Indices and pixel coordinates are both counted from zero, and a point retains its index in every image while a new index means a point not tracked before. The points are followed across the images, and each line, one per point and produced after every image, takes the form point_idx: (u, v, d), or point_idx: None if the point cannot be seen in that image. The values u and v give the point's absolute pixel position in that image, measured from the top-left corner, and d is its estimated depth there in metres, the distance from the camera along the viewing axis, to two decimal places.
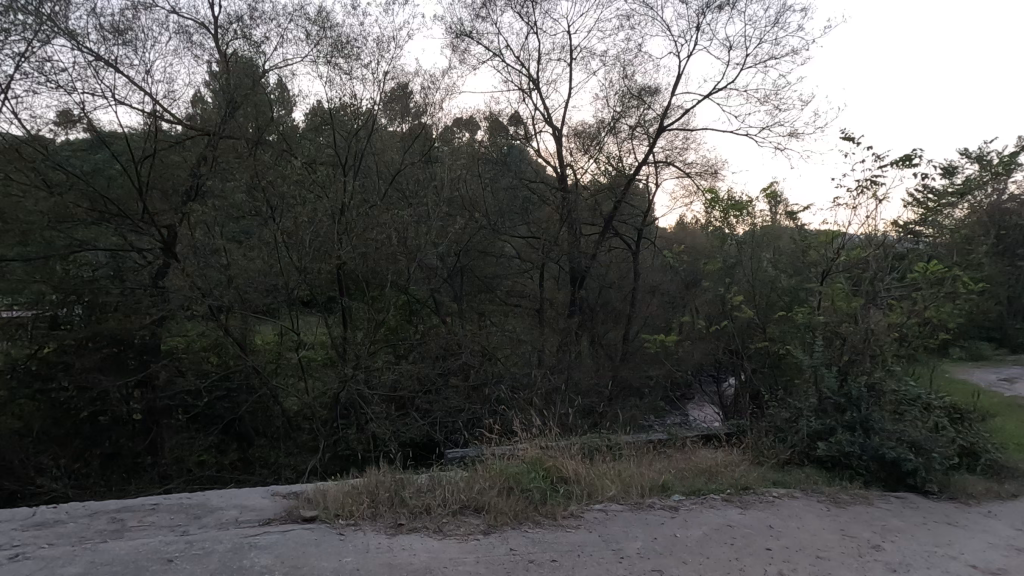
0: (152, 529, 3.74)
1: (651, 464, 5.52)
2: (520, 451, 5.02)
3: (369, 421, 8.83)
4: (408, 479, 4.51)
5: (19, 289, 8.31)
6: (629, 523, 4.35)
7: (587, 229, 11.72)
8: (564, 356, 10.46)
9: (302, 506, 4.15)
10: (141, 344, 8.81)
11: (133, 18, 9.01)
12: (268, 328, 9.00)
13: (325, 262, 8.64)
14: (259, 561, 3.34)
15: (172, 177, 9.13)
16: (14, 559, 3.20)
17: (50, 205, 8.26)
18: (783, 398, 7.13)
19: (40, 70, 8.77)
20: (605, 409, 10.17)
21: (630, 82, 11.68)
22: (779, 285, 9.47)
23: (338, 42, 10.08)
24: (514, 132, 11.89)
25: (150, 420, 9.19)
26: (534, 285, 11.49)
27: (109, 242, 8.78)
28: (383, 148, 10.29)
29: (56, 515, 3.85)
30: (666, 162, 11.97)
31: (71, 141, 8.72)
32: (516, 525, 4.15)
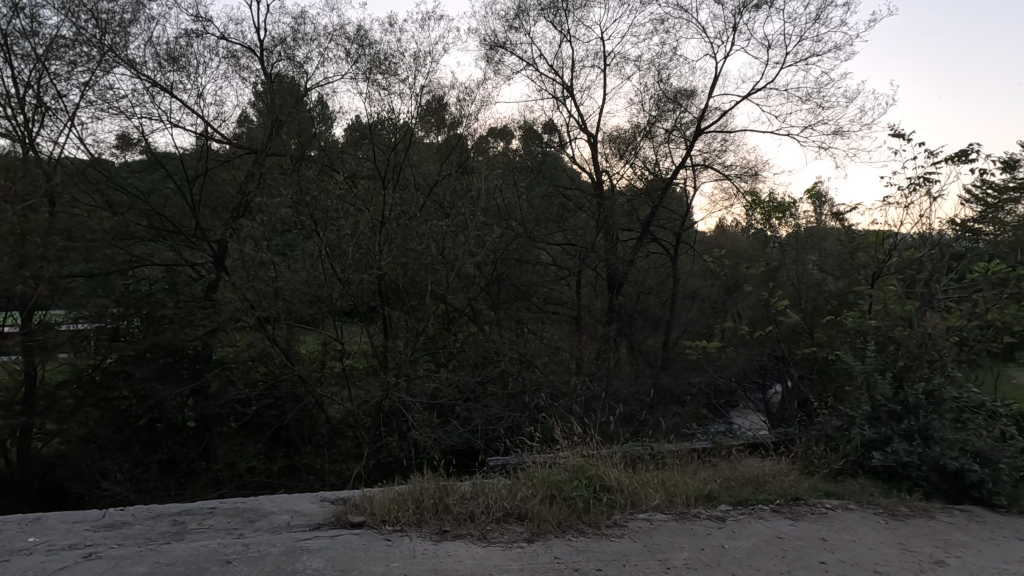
0: (210, 532, 3.90)
1: (696, 473, 5.41)
2: (563, 459, 5.01)
3: (410, 428, 8.97)
4: (452, 485, 4.55)
5: (83, 302, 8.68)
6: (675, 533, 4.28)
7: (624, 235, 11.59)
8: (603, 363, 10.34)
9: (350, 511, 4.26)
10: (194, 354, 9.18)
11: (187, 45, 9.52)
12: (312, 338, 9.24)
13: (366, 273, 8.82)
14: (311, 564, 3.45)
15: (222, 195, 9.59)
16: (88, 557, 3.40)
17: (112, 224, 8.89)
18: (833, 404, 6.86)
19: (102, 98, 9.35)
20: (646, 416, 10.02)
21: (665, 86, 11.58)
22: (826, 288, 9.30)
23: (376, 58, 10.39)
24: (549, 140, 11.97)
25: (204, 427, 9.60)
26: (572, 292, 11.36)
27: (164, 257, 9.30)
28: (421, 160, 10.47)
29: (124, 517, 4.06)
30: (704, 164, 11.79)
31: (129, 163, 9.38)
32: (560, 534, 4.15)
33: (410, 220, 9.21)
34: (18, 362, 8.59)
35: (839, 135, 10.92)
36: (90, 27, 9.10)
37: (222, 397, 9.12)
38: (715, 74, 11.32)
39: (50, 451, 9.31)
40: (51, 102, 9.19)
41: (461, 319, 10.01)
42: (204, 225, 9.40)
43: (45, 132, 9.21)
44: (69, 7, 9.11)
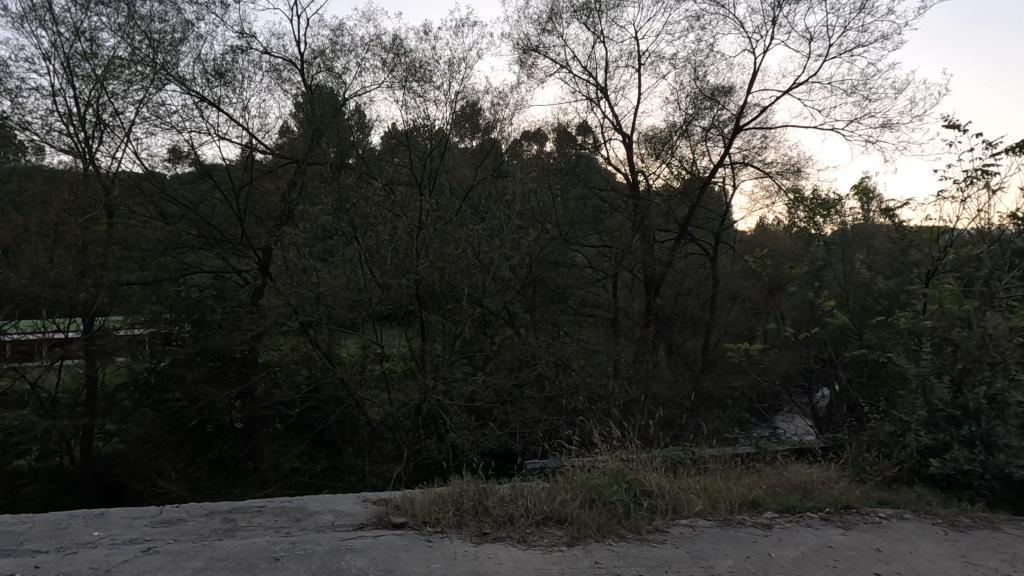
0: (259, 529, 4.04)
1: (739, 478, 5.27)
2: (602, 463, 4.96)
3: (448, 431, 9.05)
4: (491, 488, 4.57)
5: (139, 309, 9.14)
6: (719, 540, 4.18)
7: (661, 236, 11.41)
8: (641, 366, 10.18)
9: (392, 512, 4.32)
10: (241, 357, 9.51)
11: (232, 61, 9.92)
12: (352, 342, 9.38)
13: (404, 278, 8.96)
14: (355, 563, 3.52)
15: (265, 203, 9.92)
16: (147, 552, 3.56)
17: (166, 233, 9.44)
18: (885, 409, 6.57)
19: (155, 114, 9.83)
20: (687, 420, 9.81)
21: (702, 83, 11.38)
22: (876, 288, 8.91)
23: (411, 66, 10.57)
24: (583, 142, 11.90)
25: (251, 428, 9.92)
26: (608, 294, 11.23)
27: (212, 265, 9.66)
28: (456, 165, 10.60)
29: (179, 514, 4.25)
30: (743, 162, 11.53)
31: (180, 175, 9.81)
32: (600, 538, 4.11)
33: (446, 224, 9.32)
34: (80, 364, 9.05)
35: (888, 128, 10.49)
36: (143, 47, 9.59)
37: (268, 399, 9.41)
38: (754, 70, 11.06)
39: (109, 450, 9.80)
40: (109, 119, 9.72)
41: (497, 322, 10.04)
42: (249, 233, 9.75)
43: (103, 148, 9.74)
44: (125, 30, 9.64)
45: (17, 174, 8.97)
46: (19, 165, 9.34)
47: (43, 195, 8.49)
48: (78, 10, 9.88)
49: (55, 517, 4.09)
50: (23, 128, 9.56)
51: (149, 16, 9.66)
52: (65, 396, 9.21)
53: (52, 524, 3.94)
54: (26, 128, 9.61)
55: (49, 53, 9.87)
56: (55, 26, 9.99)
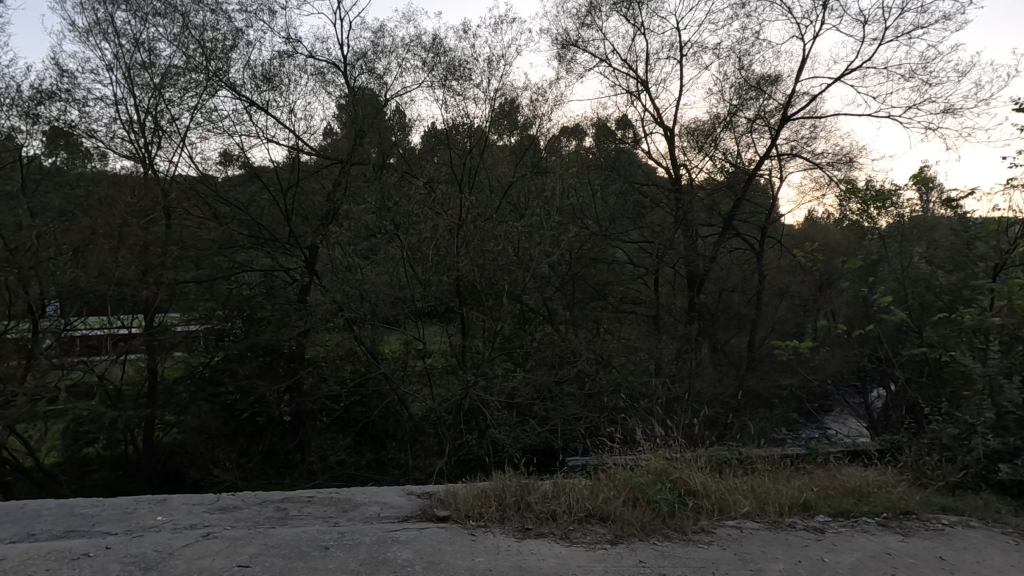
0: (310, 519, 4.17)
1: (789, 480, 5.09)
2: (645, 461, 4.89)
3: (489, 427, 9.16)
4: (533, 484, 4.58)
5: (195, 305, 9.76)
6: (769, 543, 4.06)
7: (704, 231, 11.08)
8: (683, 364, 9.97)
9: (435, 505, 4.39)
10: (289, 353, 9.82)
11: (280, 66, 10.24)
12: (395, 338, 9.50)
13: (444, 275, 9.07)
14: (401, 554, 3.59)
15: (311, 203, 10.22)
16: (207, 537, 3.73)
17: (219, 233, 9.86)
18: (948, 411, 6.22)
19: (209, 119, 10.26)
20: (732, 419, 9.53)
21: (747, 73, 11.02)
22: (937, 283, 8.33)
23: (451, 65, 10.67)
24: (623, 136, 11.60)
25: (298, 421, 10.22)
26: (649, 291, 11.05)
27: (261, 263, 9.99)
28: (495, 163, 10.65)
29: (235, 501, 4.44)
30: (791, 153, 11.11)
31: (230, 177, 10.20)
32: (644, 537, 4.05)
33: (486, 222, 9.38)
34: (142, 359, 9.55)
35: (950, 113, 9.93)
36: (197, 55, 10.01)
37: (315, 393, 9.71)
38: (803, 56, 10.62)
39: (169, 440, 10.32)
40: (167, 126, 10.21)
41: (537, 319, 10.05)
42: (296, 232, 10.07)
43: (162, 154, 10.25)
44: (181, 40, 10.10)
45: (85, 180, 9.60)
46: (87, 171, 9.94)
47: (110, 199, 9.01)
48: (138, 24, 10.42)
49: (122, 502, 4.33)
50: (90, 136, 10.17)
51: (202, 26, 10.08)
52: (127, 388, 9.78)
53: (120, 508, 4.18)
54: (92, 136, 10.22)
55: (112, 64, 10.46)
56: (117, 38, 10.57)
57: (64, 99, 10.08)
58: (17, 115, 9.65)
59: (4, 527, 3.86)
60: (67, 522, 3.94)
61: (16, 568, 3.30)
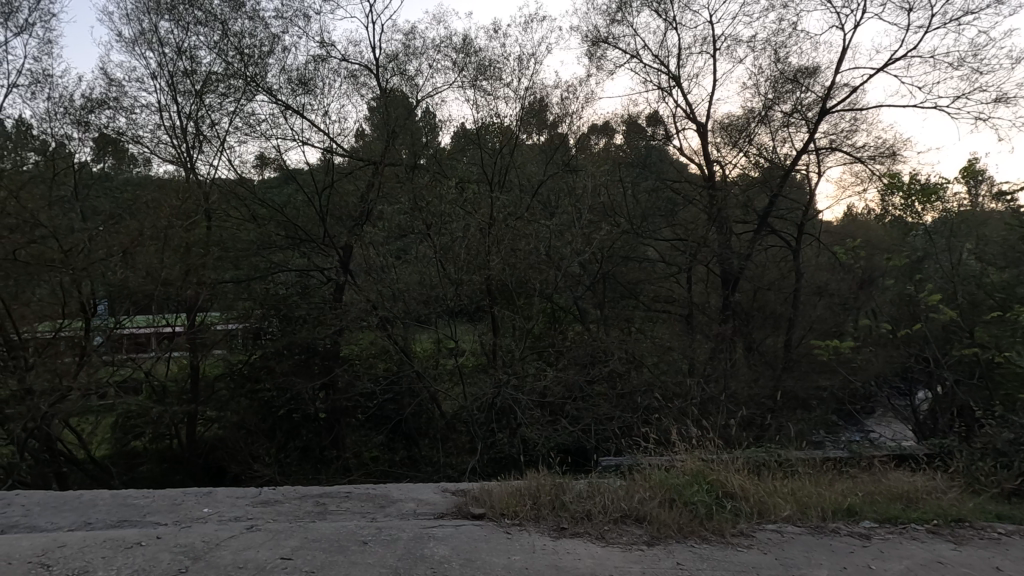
0: (348, 514, 4.25)
1: (831, 484, 4.95)
2: (680, 462, 4.82)
3: (520, 425, 9.17)
4: (568, 484, 4.58)
5: (233, 304, 10.11)
6: (812, 548, 3.94)
7: (739, 228, 10.75)
8: (718, 364, 9.76)
9: (470, 503, 4.41)
10: (324, 351, 10.01)
11: (315, 69, 10.45)
12: (426, 337, 9.61)
13: (475, 274, 9.12)
14: (438, 551, 3.62)
15: (345, 204, 10.41)
16: (251, 529, 3.84)
17: (256, 235, 10.14)
18: (1002, 415, 5.95)
19: (247, 123, 10.55)
20: (770, 421, 9.31)
21: (783, 65, 10.72)
22: (988, 281, 8.24)
23: (481, 65, 10.71)
24: (653, 132, 11.34)
25: (333, 417, 10.41)
26: (682, 289, 10.88)
27: (297, 263, 10.32)
28: (525, 162, 10.68)
29: (276, 495, 4.56)
30: (830, 147, 10.77)
31: (266, 179, 10.48)
32: (681, 539, 3.99)
33: (517, 220, 9.42)
34: (185, 356, 9.88)
35: (1002, 103, 9.49)
36: (236, 61, 10.29)
37: (349, 390, 9.88)
38: (843, 47, 10.27)
39: (210, 434, 10.67)
40: (207, 130, 10.54)
41: (567, 318, 10.03)
42: (331, 232, 10.30)
43: (202, 158, 10.60)
44: (220, 47, 10.40)
45: (133, 185, 10.03)
46: (133, 175, 10.40)
47: (155, 202, 9.29)
48: (181, 32, 10.79)
49: (170, 493, 4.49)
50: (136, 142, 10.59)
51: (241, 33, 10.37)
52: (171, 385, 10.06)
53: (169, 500, 4.34)
54: (138, 141, 10.64)
55: (156, 73, 10.87)
56: (160, 47, 10.96)
57: (112, 107, 10.52)
58: (70, 123, 10.14)
59: (63, 516, 4.05)
60: (121, 512, 4.11)
61: (76, 555, 3.44)
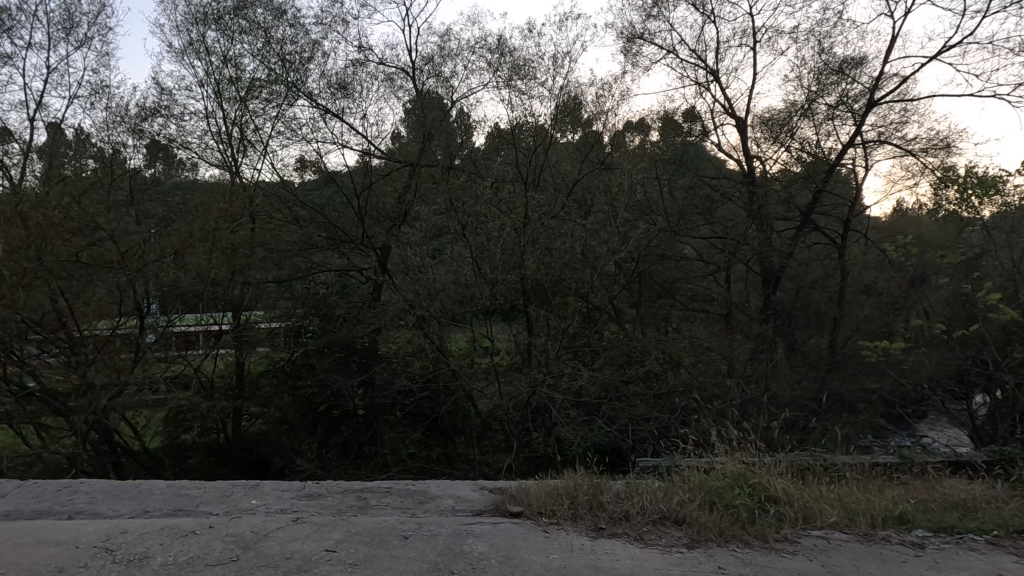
0: (388, 509, 4.35)
1: (880, 490, 4.78)
2: (720, 464, 4.74)
3: (556, 424, 9.16)
4: (605, 484, 4.57)
5: (276, 303, 10.37)
6: (861, 556, 3.81)
7: (780, 225, 10.36)
8: (759, 365, 9.52)
9: (508, 501, 4.45)
10: (362, 349, 10.23)
11: (353, 73, 10.69)
12: (462, 336, 9.71)
13: (510, 274, 9.18)
14: (477, 547, 3.66)
15: (382, 205, 10.60)
16: (297, 521, 3.96)
17: (299, 236, 10.46)
18: None
19: (288, 127, 10.86)
20: (814, 424, 9.03)
21: (828, 56, 10.36)
22: None
23: (515, 65, 10.74)
24: (690, 129, 11.14)
25: (372, 414, 10.64)
26: (720, 288, 10.63)
27: (336, 263, 10.58)
28: (559, 161, 10.64)
29: (320, 489, 4.70)
30: (878, 140, 10.35)
31: (306, 181, 10.75)
32: (722, 543, 3.91)
33: (552, 220, 9.40)
34: (231, 354, 10.19)
35: None
36: (278, 67, 10.61)
37: (388, 388, 10.08)
38: (893, 35, 9.86)
39: (255, 429, 11.04)
40: (251, 135, 10.91)
41: (602, 317, 9.96)
42: (369, 233, 10.52)
43: (247, 162, 10.97)
44: (263, 54, 10.74)
45: (182, 189, 10.47)
46: (181, 179, 10.85)
47: (204, 205, 9.70)
48: (226, 41, 11.18)
49: (221, 485, 4.68)
50: (184, 148, 11.05)
51: (282, 40, 10.68)
52: (218, 382, 10.44)
53: (220, 491, 4.53)
54: (187, 147, 11.10)
55: (203, 81, 11.31)
56: (207, 56, 11.39)
57: (164, 115, 11.00)
58: (125, 130, 10.65)
59: (124, 503, 4.28)
60: (175, 502, 4.31)
61: (136, 541, 3.63)
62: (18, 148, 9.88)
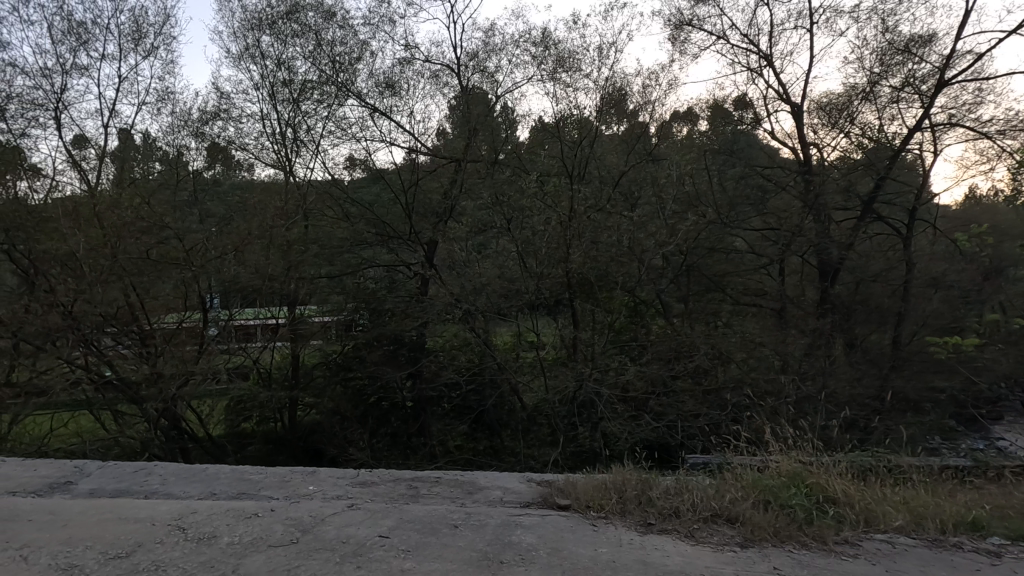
0: (438, 498, 4.44)
1: (951, 494, 4.51)
2: (774, 463, 4.60)
3: (602, 419, 9.11)
4: (654, 480, 4.52)
5: (328, 298, 10.65)
6: (929, 563, 3.61)
7: (839, 215, 9.86)
8: (815, 362, 9.13)
9: (556, 493, 4.46)
10: (411, 342, 10.46)
11: (400, 72, 10.89)
12: (507, 330, 9.77)
13: (556, 268, 9.18)
14: (525, 539, 3.70)
15: (429, 202, 10.85)
16: (352, 507, 4.10)
17: (348, 233, 10.64)
18: None
19: (339, 127, 11.18)
20: (876, 423, 8.60)
21: (892, 35, 9.78)
22: None
23: (560, 57, 10.66)
24: (741, 117, 10.78)
25: (420, 406, 10.87)
26: (773, 282, 10.24)
27: (385, 259, 10.78)
28: (604, 154, 10.49)
29: (372, 477, 4.85)
30: (949, 123, 9.71)
31: (355, 179, 11.04)
32: (778, 544, 3.78)
33: (598, 213, 9.32)
34: (287, 346, 10.45)
35: None
36: (329, 69, 10.92)
37: (436, 380, 10.27)
38: (966, 10, 9.20)
39: (309, 419, 11.44)
40: (304, 136, 11.29)
41: (649, 312, 9.83)
42: (416, 228, 10.71)
43: (300, 161, 11.38)
44: (315, 56, 11.07)
45: (241, 189, 10.94)
46: (239, 179, 11.33)
47: (262, 204, 10.16)
48: (280, 45, 11.60)
49: (281, 471, 4.91)
50: (242, 149, 11.54)
51: (333, 42, 10.99)
52: (275, 373, 10.74)
53: (280, 477, 4.74)
54: (245, 149, 11.60)
55: (259, 84, 11.78)
56: (262, 60, 11.86)
57: (223, 118, 11.54)
58: (188, 134, 11.24)
59: (192, 486, 4.55)
60: (240, 485, 4.55)
61: (205, 521, 3.86)
62: (94, 153, 10.59)
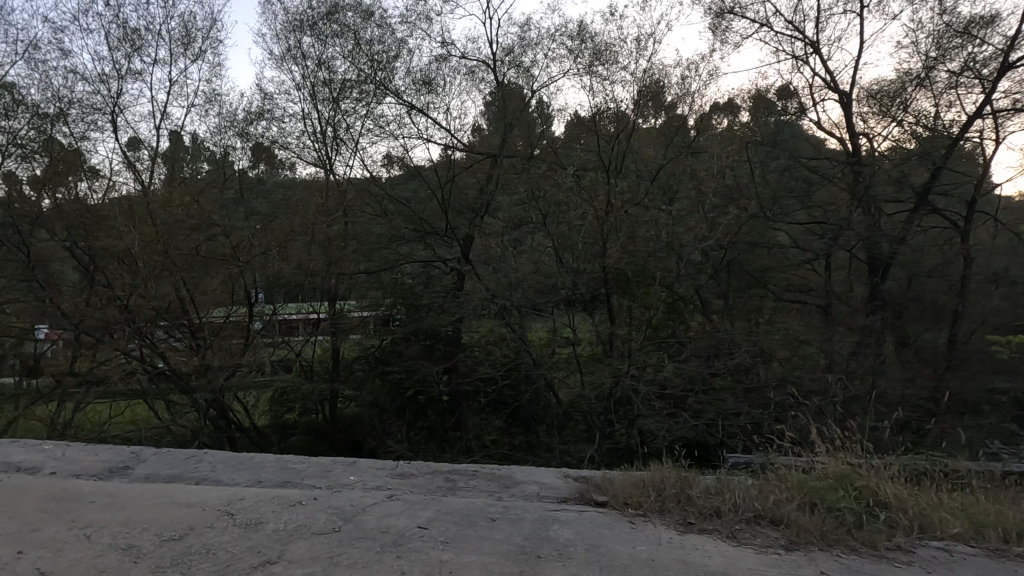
0: (475, 491, 4.48)
1: (1014, 502, 4.26)
2: (821, 465, 4.44)
3: (639, 416, 8.99)
4: (694, 479, 4.43)
5: (367, 293, 10.80)
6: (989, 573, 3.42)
7: (891, 207, 9.42)
8: (864, 360, 8.77)
9: (593, 490, 4.42)
10: (447, 337, 10.56)
11: (437, 69, 10.97)
12: (542, 326, 9.75)
13: (593, 264, 9.12)
14: (562, 534, 3.69)
15: (465, 197, 10.83)
16: (391, 498, 4.18)
17: (385, 228, 10.77)
18: None
19: (377, 124, 11.35)
20: (930, 425, 8.20)
21: (951, 16, 9.26)
22: None
23: (597, 50, 10.53)
24: (786, 107, 10.43)
25: (456, 400, 10.97)
26: (819, 277, 9.87)
27: (422, 255, 10.91)
28: (642, 147, 10.33)
29: (411, 469, 4.93)
30: (1013, 109, 9.14)
31: (393, 176, 11.20)
32: (825, 547, 3.65)
33: (636, 208, 9.22)
34: (328, 340, 10.82)
35: None
36: (367, 68, 11.10)
37: (472, 374, 10.34)
38: None
39: (349, 411, 11.70)
40: (343, 134, 11.53)
41: (687, 308, 9.65)
42: (452, 225, 10.80)
43: (340, 160, 11.62)
44: (354, 56, 11.26)
45: (283, 186, 11.25)
46: (282, 178, 11.64)
47: (304, 201, 10.40)
48: (320, 46, 11.85)
49: (323, 461, 5.04)
50: (284, 148, 11.86)
51: (371, 41, 11.15)
52: (318, 366, 11.09)
53: (322, 466, 4.87)
54: (287, 148, 11.91)
55: (300, 84, 12.07)
56: (304, 60, 12.13)
57: (267, 118, 11.88)
58: (234, 134, 11.62)
59: (240, 473, 4.72)
60: (285, 474, 4.70)
61: (252, 507, 4.00)
62: (147, 153, 11.07)
